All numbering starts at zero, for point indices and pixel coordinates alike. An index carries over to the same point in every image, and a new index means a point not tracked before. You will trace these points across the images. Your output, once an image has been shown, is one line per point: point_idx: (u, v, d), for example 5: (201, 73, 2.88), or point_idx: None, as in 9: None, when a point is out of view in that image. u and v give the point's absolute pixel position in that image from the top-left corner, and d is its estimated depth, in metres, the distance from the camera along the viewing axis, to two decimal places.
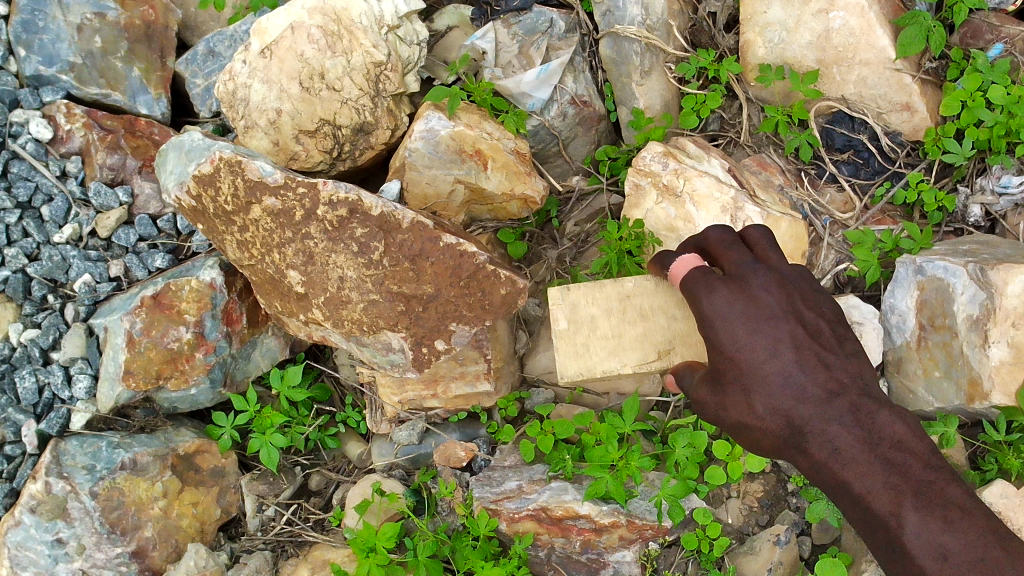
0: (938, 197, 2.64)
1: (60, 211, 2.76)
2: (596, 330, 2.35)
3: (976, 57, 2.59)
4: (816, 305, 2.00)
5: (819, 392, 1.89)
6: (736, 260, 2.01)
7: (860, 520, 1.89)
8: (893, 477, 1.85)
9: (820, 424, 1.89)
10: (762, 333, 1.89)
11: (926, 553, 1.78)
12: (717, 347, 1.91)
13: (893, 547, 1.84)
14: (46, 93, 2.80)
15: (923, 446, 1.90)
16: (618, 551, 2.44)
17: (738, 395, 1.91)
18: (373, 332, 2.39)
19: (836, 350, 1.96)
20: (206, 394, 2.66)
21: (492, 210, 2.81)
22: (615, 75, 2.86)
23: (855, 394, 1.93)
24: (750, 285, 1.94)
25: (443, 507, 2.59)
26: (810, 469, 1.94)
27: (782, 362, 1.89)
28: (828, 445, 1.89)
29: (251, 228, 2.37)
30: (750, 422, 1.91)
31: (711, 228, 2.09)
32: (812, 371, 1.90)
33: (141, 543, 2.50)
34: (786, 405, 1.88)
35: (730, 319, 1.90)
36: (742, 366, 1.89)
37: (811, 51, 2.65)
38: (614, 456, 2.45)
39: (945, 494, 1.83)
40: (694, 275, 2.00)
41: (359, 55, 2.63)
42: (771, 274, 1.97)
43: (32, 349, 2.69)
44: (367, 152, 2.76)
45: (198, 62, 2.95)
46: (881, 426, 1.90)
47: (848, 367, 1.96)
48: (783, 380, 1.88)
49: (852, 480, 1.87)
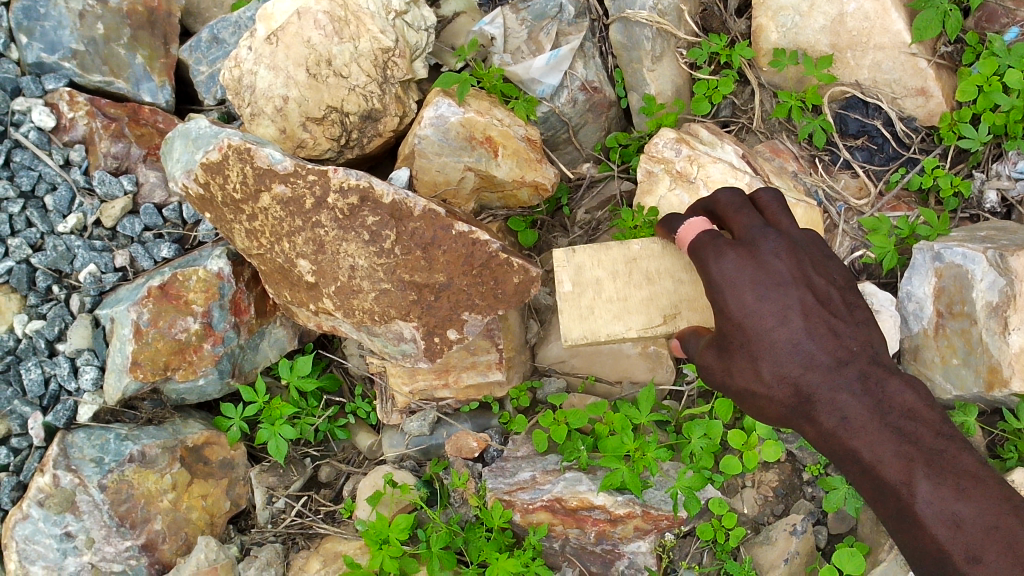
0: (954, 181, 2.61)
1: (64, 201, 2.72)
2: (602, 292, 2.31)
3: (993, 40, 2.54)
4: (827, 272, 1.93)
5: (828, 360, 1.84)
6: (745, 223, 1.93)
7: (870, 491, 1.84)
8: (904, 445, 1.80)
9: (829, 392, 1.84)
10: (770, 299, 1.83)
11: (939, 521, 1.73)
12: (724, 313, 1.86)
13: (903, 516, 1.77)
14: (48, 81, 2.75)
15: (935, 414, 1.85)
16: (632, 542, 2.42)
17: (744, 362, 1.86)
18: (384, 321, 2.36)
19: (846, 317, 1.89)
20: (214, 385, 2.63)
21: (502, 197, 2.78)
22: (626, 60, 2.83)
23: (865, 361, 1.86)
24: (759, 250, 1.87)
25: (455, 499, 2.56)
26: (818, 438, 1.89)
27: (790, 329, 1.83)
28: (836, 413, 1.84)
29: (260, 217, 2.33)
30: (756, 388, 1.87)
31: (722, 191, 2.01)
32: (821, 339, 1.84)
33: (151, 536, 2.48)
34: (793, 372, 1.83)
35: (737, 285, 1.84)
36: (749, 332, 1.84)
37: (825, 36, 2.62)
38: (630, 447, 2.42)
39: (957, 462, 1.77)
40: (703, 239, 1.93)
41: (366, 41, 2.58)
42: (781, 238, 1.89)
43: (37, 340, 2.66)
44: (375, 139, 2.71)
45: (202, 49, 2.89)
46: (892, 393, 1.85)
47: (859, 335, 1.89)
48: (790, 347, 1.83)
49: (861, 448, 1.82)
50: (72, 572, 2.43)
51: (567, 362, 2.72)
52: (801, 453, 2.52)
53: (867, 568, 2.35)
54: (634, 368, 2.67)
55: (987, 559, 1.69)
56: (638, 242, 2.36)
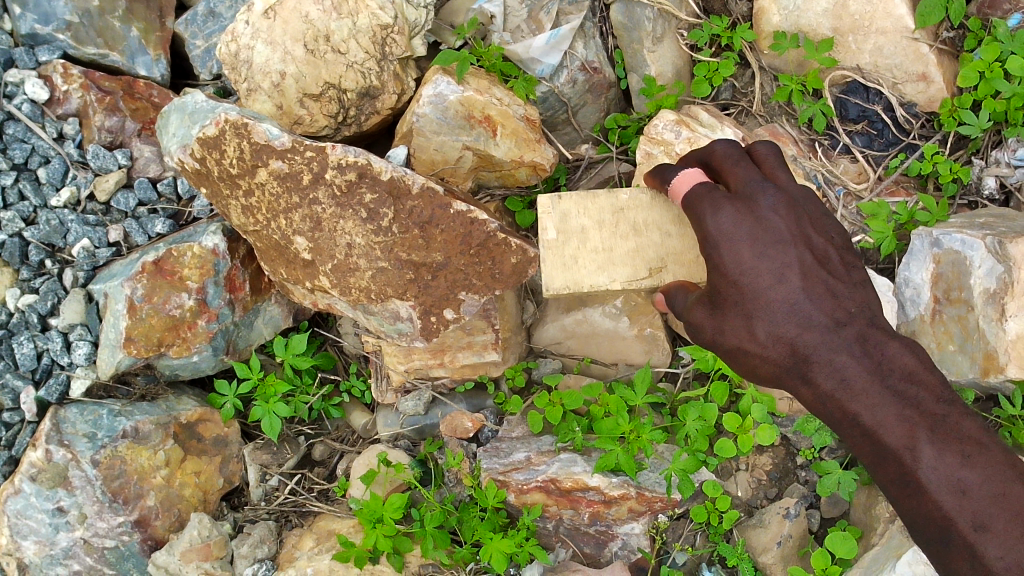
0: (954, 168, 2.61)
1: (57, 173, 2.70)
2: (587, 242, 2.28)
3: (995, 26, 2.53)
4: (824, 230, 1.95)
5: (825, 320, 1.84)
6: (743, 177, 1.95)
7: (870, 456, 1.83)
8: (907, 410, 1.79)
9: (826, 353, 1.83)
10: (768, 256, 1.85)
11: (944, 487, 1.72)
12: (719, 269, 1.87)
13: (906, 483, 1.76)
14: (41, 53, 2.71)
15: (935, 380, 1.84)
16: (627, 523, 2.43)
17: (738, 320, 1.86)
18: (381, 300, 2.35)
19: (843, 277, 1.91)
20: (208, 362, 2.61)
21: (500, 177, 2.75)
22: (627, 41, 2.80)
23: (863, 323, 1.87)
24: (757, 206, 1.89)
25: (450, 478, 2.57)
26: (815, 402, 1.88)
27: (787, 289, 1.84)
28: (836, 376, 1.83)
29: (256, 193, 2.31)
30: (750, 348, 1.86)
31: (718, 143, 2.03)
32: (819, 299, 1.86)
33: (143, 513, 2.46)
34: (789, 332, 1.84)
35: (735, 240, 1.86)
36: (745, 289, 1.85)
37: (827, 19, 2.60)
38: (625, 428, 2.41)
39: (960, 429, 1.77)
40: (700, 192, 1.95)
41: (365, 17, 2.55)
42: (780, 193, 1.91)
43: (30, 315, 2.63)
44: (373, 117, 2.69)
45: (199, 22, 2.85)
46: (892, 356, 1.84)
47: (856, 296, 1.90)
48: (787, 306, 1.84)
49: (862, 412, 1.81)
50: (65, 548, 2.43)
51: (563, 344, 2.72)
52: (795, 436, 2.53)
53: (859, 551, 2.36)
54: (629, 350, 2.67)
55: (994, 528, 1.68)
56: (627, 191, 2.33)
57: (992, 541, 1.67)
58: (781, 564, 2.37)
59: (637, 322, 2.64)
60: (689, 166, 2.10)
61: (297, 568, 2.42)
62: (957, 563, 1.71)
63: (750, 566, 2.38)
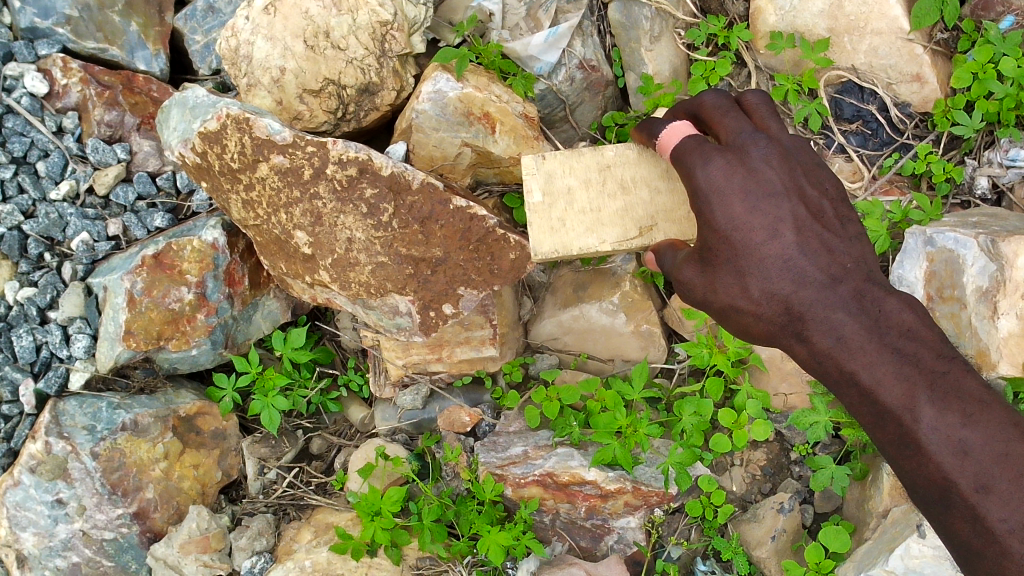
0: (947, 168, 2.65)
1: (57, 167, 2.71)
2: (573, 203, 2.31)
3: (988, 28, 2.56)
4: (818, 182, 1.89)
5: (821, 277, 1.79)
6: (733, 128, 1.87)
7: (868, 417, 1.76)
8: (906, 367, 1.72)
9: (822, 310, 1.78)
10: (760, 209, 1.78)
11: (944, 448, 1.65)
12: (711, 225, 1.81)
13: (905, 443, 1.70)
14: (41, 47, 2.72)
15: (933, 336, 1.78)
16: (623, 517, 2.45)
17: (730, 277, 1.81)
18: (380, 295, 2.36)
19: (837, 231, 1.85)
20: (207, 355, 2.62)
21: (499, 173, 2.76)
22: (625, 39, 2.84)
23: (859, 279, 1.81)
24: (749, 158, 1.82)
25: (448, 473, 2.58)
26: (811, 361, 1.82)
27: (781, 244, 1.78)
28: (831, 334, 1.78)
29: (257, 187, 2.33)
30: (742, 305, 1.81)
31: (707, 94, 1.96)
32: (814, 254, 1.80)
33: (142, 505, 2.48)
34: (784, 290, 1.78)
35: (725, 193, 1.79)
36: (736, 245, 1.79)
37: (823, 20, 2.63)
38: (621, 423, 2.44)
39: (961, 385, 1.70)
40: (689, 144, 1.88)
41: (364, 13, 2.57)
42: (772, 144, 1.84)
43: (29, 308, 2.64)
44: (372, 113, 2.70)
45: (198, 17, 2.86)
46: (889, 312, 1.79)
47: (852, 251, 1.84)
48: (780, 262, 1.78)
49: (859, 370, 1.74)
50: (63, 539, 2.44)
51: (559, 340, 2.75)
52: (790, 431, 2.56)
53: (853, 545, 2.39)
54: (626, 346, 2.69)
55: (997, 488, 1.61)
56: (613, 149, 2.36)
57: (995, 502, 1.61)
58: (774, 558, 2.41)
59: (633, 318, 2.67)
60: (679, 120, 2.02)
61: (296, 561, 2.44)
62: (959, 526, 1.65)
63: (744, 560, 2.41)
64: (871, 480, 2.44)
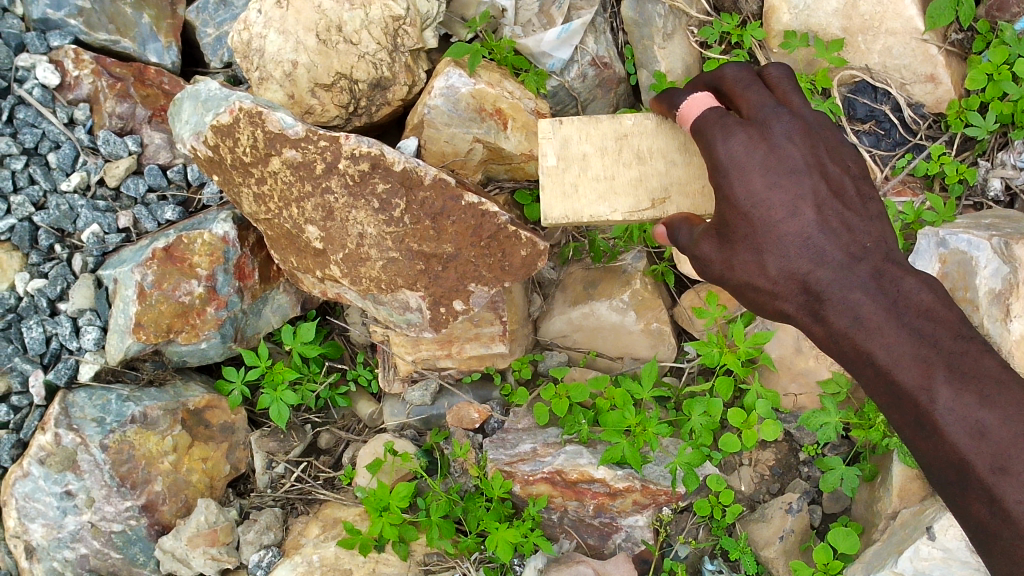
0: (960, 168, 2.63)
1: (68, 159, 2.70)
2: (588, 169, 2.30)
3: (1003, 29, 2.55)
4: (839, 159, 1.87)
5: (840, 256, 1.79)
6: (756, 102, 1.85)
7: (884, 395, 1.79)
8: (923, 348, 1.75)
9: (841, 289, 1.79)
10: (780, 187, 1.77)
11: (961, 430, 1.69)
12: (730, 200, 1.80)
13: (921, 424, 1.74)
14: (53, 38, 2.71)
15: (952, 316, 1.79)
16: (631, 516, 2.45)
17: (748, 254, 1.80)
18: (391, 290, 2.37)
19: (858, 210, 1.84)
20: (216, 349, 2.63)
21: (510, 169, 2.76)
22: (637, 36, 2.82)
23: (879, 258, 1.81)
24: (771, 134, 1.80)
25: (455, 468, 2.59)
26: (828, 338, 1.84)
27: (801, 222, 1.78)
28: (849, 313, 1.79)
29: (269, 181, 2.32)
30: (760, 283, 1.81)
31: (728, 67, 1.92)
32: (833, 233, 1.79)
33: (151, 498, 2.48)
34: (802, 268, 1.78)
35: (747, 170, 1.78)
36: (756, 223, 1.78)
37: (837, 19, 2.62)
38: (630, 422, 2.44)
39: (978, 366, 1.74)
40: (711, 117, 1.85)
41: (377, 8, 2.55)
42: (795, 119, 1.82)
43: (39, 299, 2.62)
44: (383, 108, 2.70)
45: (210, 10, 2.86)
46: (907, 292, 1.80)
47: (872, 230, 1.84)
48: (800, 240, 1.78)
49: (876, 349, 1.77)
50: (72, 531, 2.46)
51: (569, 337, 2.74)
52: (799, 432, 2.55)
53: (861, 546, 2.38)
54: (636, 344, 2.69)
55: (1012, 470, 1.66)
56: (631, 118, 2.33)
57: (1011, 483, 1.66)
58: (783, 558, 2.39)
59: (644, 317, 2.67)
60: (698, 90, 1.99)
61: (304, 555, 2.44)
62: (974, 506, 1.70)
63: (752, 559, 2.43)
64: (880, 482, 2.44)
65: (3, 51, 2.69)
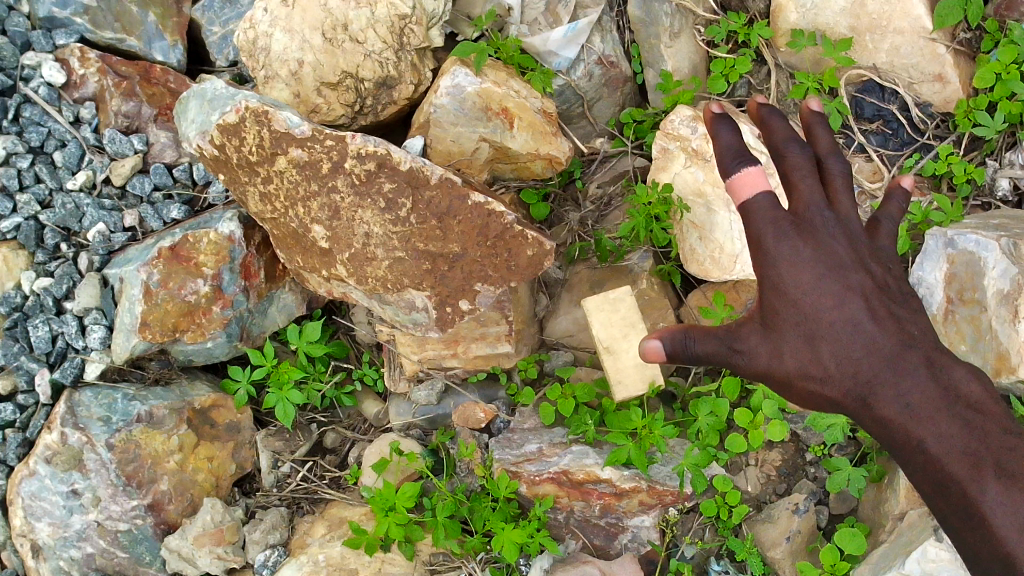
0: (968, 168, 2.61)
1: (74, 158, 2.70)
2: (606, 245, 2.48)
3: (1013, 28, 2.55)
4: (881, 258, 1.83)
5: (889, 344, 1.73)
6: (805, 198, 1.80)
7: (930, 489, 1.72)
8: (973, 442, 1.69)
9: (891, 376, 1.72)
10: (830, 280, 1.72)
11: (1013, 525, 1.63)
12: (779, 289, 1.73)
13: (969, 516, 1.68)
14: (59, 36, 2.72)
15: (999, 410, 1.76)
16: (637, 516, 2.45)
17: (799, 343, 1.72)
18: (397, 290, 2.37)
19: (903, 304, 1.79)
20: (222, 348, 2.62)
21: (516, 168, 2.75)
22: (644, 36, 2.79)
23: (927, 347, 1.76)
24: (817, 229, 1.77)
25: (462, 468, 2.58)
26: (874, 430, 1.75)
27: (850, 311, 1.73)
28: (899, 401, 1.71)
29: (275, 180, 2.32)
30: (810, 373, 1.73)
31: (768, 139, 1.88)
32: (881, 322, 1.74)
33: (157, 497, 2.48)
34: (853, 362, 1.72)
35: (796, 260, 1.73)
36: (807, 311, 1.72)
37: (845, 18, 2.61)
38: (637, 424, 2.44)
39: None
40: (763, 208, 1.75)
41: (383, 7, 2.56)
42: (841, 223, 1.79)
43: (45, 298, 2.62)
44: (389, 107, 2.69)
45: (216, 9, 2.86)
46: (958, 382, 1.75)
47: (918, 322, 1.79)
48: (850, 328, 1.72)
49: (927, 438, 1.69)
50: (78, 530, 2.46)
51: (574, 336, 2.74)
52: (806, 433, 2.55)
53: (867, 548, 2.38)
54: None
55: None
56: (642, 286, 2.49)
57: None
58: (789, 559, 2.40)
59: (649, 318, 2.62)
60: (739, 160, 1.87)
61: (310, 554, 2.44)
62: None
63: (758, 560, 2.41)
64: (888, 482, 2.43)
65: (9, 49, 2.68)
